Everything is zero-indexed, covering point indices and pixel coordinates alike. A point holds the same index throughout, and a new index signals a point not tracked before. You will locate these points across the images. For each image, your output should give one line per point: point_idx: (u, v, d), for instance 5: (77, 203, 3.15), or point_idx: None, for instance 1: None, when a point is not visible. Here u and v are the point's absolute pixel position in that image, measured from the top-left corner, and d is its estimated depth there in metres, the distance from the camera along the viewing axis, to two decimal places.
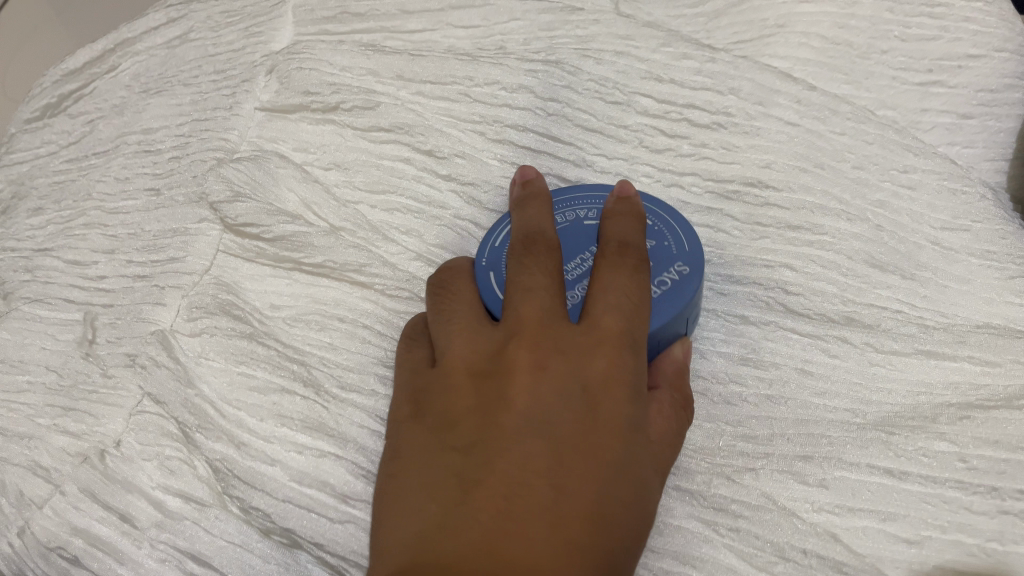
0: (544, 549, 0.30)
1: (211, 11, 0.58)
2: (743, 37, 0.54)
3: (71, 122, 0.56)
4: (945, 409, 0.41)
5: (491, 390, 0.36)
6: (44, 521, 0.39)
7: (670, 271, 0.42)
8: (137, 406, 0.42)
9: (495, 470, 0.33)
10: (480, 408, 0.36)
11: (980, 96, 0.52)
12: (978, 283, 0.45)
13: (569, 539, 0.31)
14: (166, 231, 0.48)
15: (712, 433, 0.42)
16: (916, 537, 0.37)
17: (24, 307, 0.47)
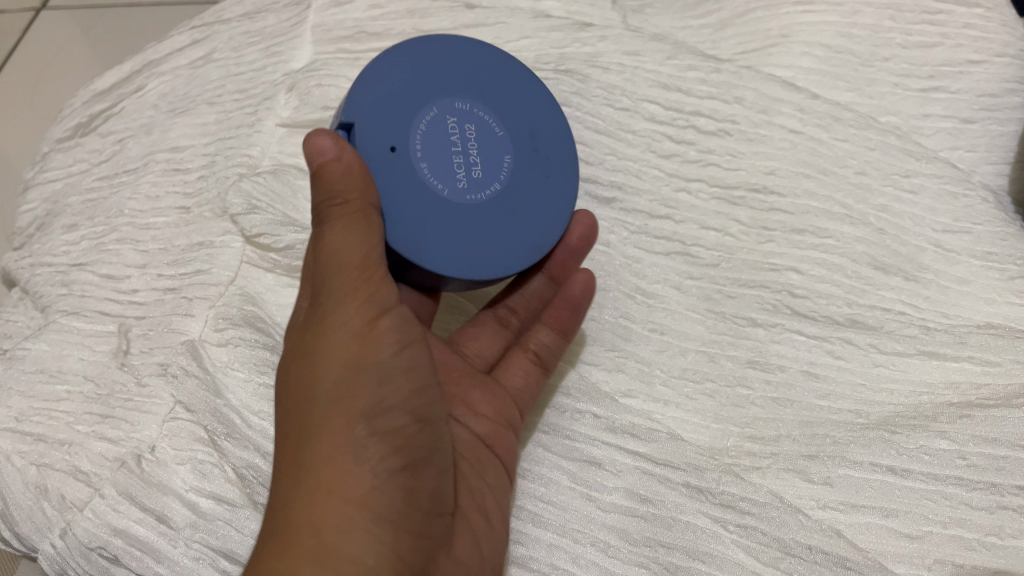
0: (326, 529, 0.31)
1: (233, 31, 0.60)
2: (748, 47, 0.55)
3: (102, 141, 0.58)
4: (946, 408, 0.42)
5: (313, 381, 0.34)
6: (86, 522, 0.41)
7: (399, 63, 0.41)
8: (169, 413, 0.44)
9: (297, 445, 0.33)
10: (300, 405, 0.34)
11: (982, 100, 0.53)
12: (978, 284, 0.47)
13: (342, 527, 0.31)
14: (193, 245, 0.50)
15: (720, 434, 0.43)
16: (917, 532, 0.39)
17: (60, 320, 0.49)
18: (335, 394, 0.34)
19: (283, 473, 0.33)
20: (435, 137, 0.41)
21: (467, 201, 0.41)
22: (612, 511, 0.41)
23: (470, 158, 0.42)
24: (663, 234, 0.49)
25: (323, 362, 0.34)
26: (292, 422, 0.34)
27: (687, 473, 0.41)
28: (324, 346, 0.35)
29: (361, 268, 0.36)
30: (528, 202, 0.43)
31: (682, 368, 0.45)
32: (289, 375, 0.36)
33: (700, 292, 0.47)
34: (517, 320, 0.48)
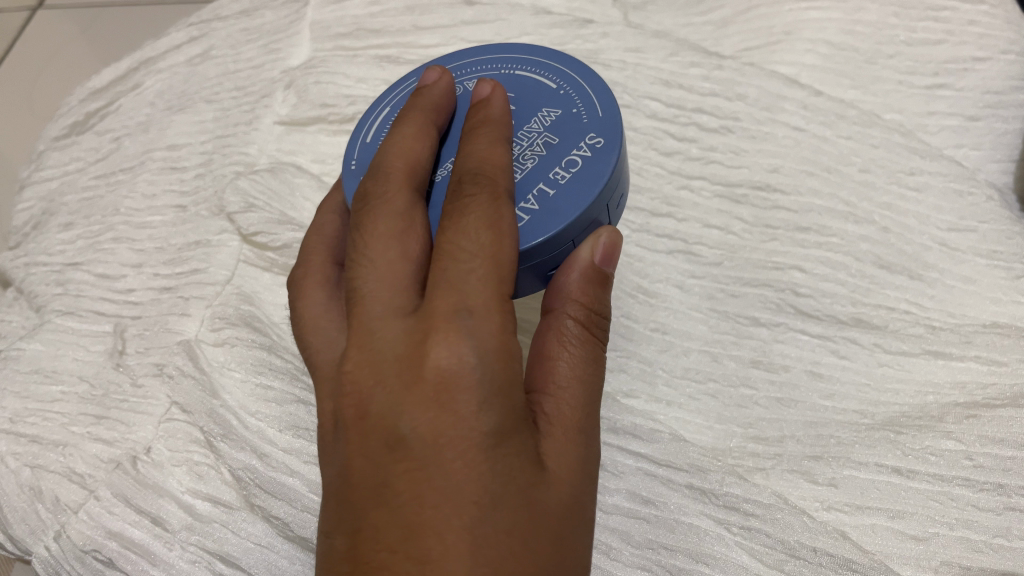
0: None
1: (231, 29, 0.60)
2: (751, 44, 0.54)
3: (98, 140, 0.57)
4: (952, 408, 0.42)
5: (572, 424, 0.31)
6: (80, 525, 0.41)
7: (584, 143, 0.36)
8: (165, 414, 0.43)
9: (494, 563, 0.26)
10: (524, 521, 0.27)
11: (988, 97, 0.52)
12: (984, 283, 0.46)
13: None
14: (189, 244, 0.50)
15: (723, 435, 0.42)
16: (923, 534, 0.38)
17: (56, 320, 0.49)
18: (567, 534, 0.29)
19: (427, 518, 0.26)
20: None
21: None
22: (614, 513, 0.40)
23: None
24: (665, 233, 0.49)
25: (554, 494, 0.29)
26: (468, 523, 0.26)
27: (689, 474, 0.41)
28: (560, 478, 0.29)
29: (592, 394, 0.32)
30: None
31: (684, 368, 0.45)
32: (464, 466, 0.27)
33: (703, 291, 0.47)
34: None
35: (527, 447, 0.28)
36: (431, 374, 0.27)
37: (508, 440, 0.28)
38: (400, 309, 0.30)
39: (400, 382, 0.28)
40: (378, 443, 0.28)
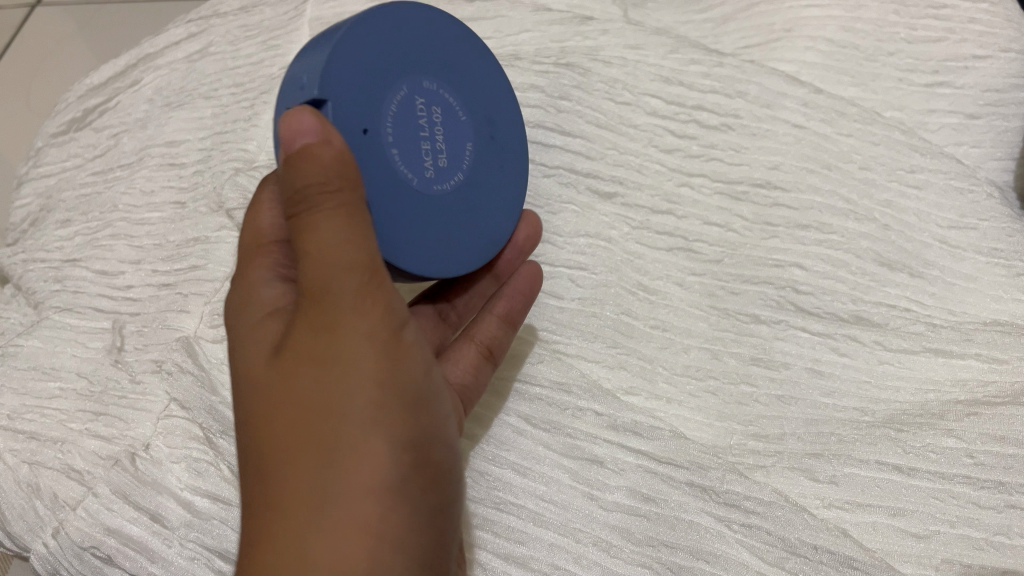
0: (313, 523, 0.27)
1: (229, 25, 0.60)
2: (752, 42, 0.54)
3: (96, 136, 0.57)
4: (953, 406, 0.42)
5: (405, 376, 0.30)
6: (78, 522, 0.40)
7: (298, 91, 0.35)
8: (163, 411, 0.43)
9: (284, 462, 0.29)
10: (308, 416, 0.29)
11: (987, 95, 0.53)
12: (984, 281, 0.46)
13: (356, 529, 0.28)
14: (188, 241, 0.50)
15: (723, 432, 0.42)
16: (924, 531, 0.38)
17: (53, 316, 0.48)
18: (372, 420, 0.29)
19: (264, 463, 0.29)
20: (408, 117, 0.37)
21: (436, 192, 0.38)
22: (615, 510, 0.40)
23: (437, 145, 0.38)
24: (665, 230, 0.48)
25: (333, 387, 0.29)
26: (260, 444, 0.30)
27: (689, 472, 0.41)
28: (348, 362, 0.29)
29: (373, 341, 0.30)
30: (485, 204, 0.41)
31: (685, 366, 0.44)
32: (265, 393, 0.30)
33: (703, 288, 0.47)
34: (456, 315, 0.46)
35: (306, 349, 0.30)
36: (248, 344, 0.32)
37: (296, 356, 0.30)
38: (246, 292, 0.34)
39: (240, 351, 0.33)
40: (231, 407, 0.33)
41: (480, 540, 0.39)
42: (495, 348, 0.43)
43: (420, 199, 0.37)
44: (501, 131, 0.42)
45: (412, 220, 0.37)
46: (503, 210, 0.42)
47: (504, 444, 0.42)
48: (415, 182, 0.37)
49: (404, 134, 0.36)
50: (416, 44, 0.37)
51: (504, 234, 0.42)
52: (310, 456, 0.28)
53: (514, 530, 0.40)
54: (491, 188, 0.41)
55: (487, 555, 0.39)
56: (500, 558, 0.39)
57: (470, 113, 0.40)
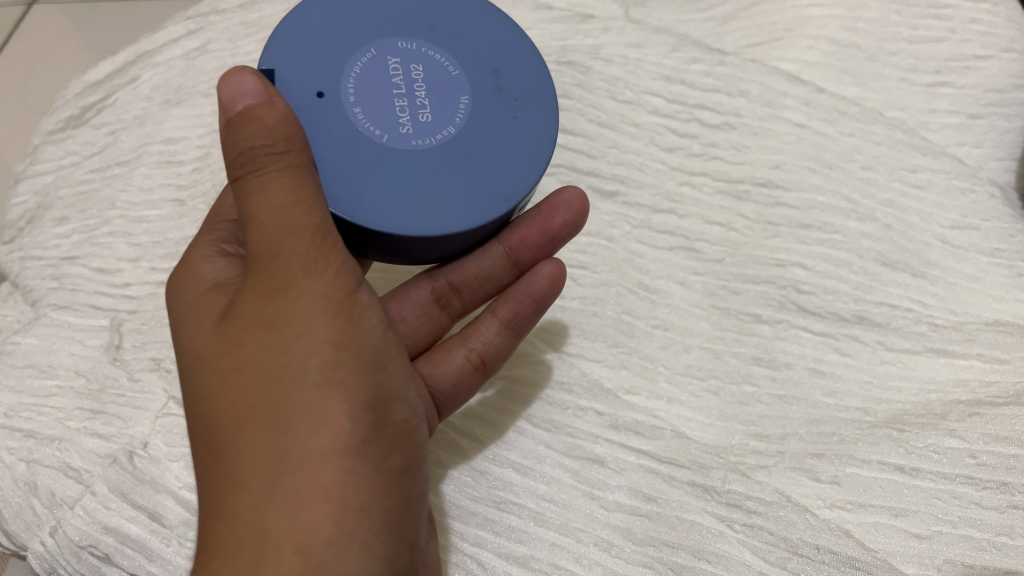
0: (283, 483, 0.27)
1: (229, 22, 0.59)
2: (754, 40, 0.54)
3: (94, 133, 0.57)
4: (956, 406, 0.42)
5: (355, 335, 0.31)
6: (76, 520, 0.40)
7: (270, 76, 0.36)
8: (161, 410, 0.43)
9: (234, 431, 0.28)
10: (257, 380, 0.29)
11: (989, 95, 0.52)
12: (986, 281, 0.46)
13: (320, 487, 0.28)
14: (187, 239, 0.51)
15: (725, 432, 0.42)
16: (927, 532, 0.38)
17: (51, 314, 0.48)
18: (325, 382, 0.29)
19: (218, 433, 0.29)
20: (374, 79, 0.36)
21: (414, 146, 0.35)
22: (616, 510, 0.40)
23: (417, 102, 0.36)
24: (666, 229, 0.48)
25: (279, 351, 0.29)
26: (206, 418, 0.29)
27: (691, 472, 0.40)
28: (296, 325, 0.29)
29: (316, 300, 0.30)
30: (488, 160, 0.36)
31: (686, 365, 0.44)
32: (209, 365, 0.30)
33: (705, 287, 0.47)
34: (460, 301, 0.43)
35: (254, 316, 0.30)
36: (189, 324, 0.32)
37: (241, 324, 0.30)
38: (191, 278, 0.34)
39: (181, 329, 0.32)
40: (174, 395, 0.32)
41: (480, 539, 0.39)
42: (488, 357, 0.41)
43: (390, 154, 0.35)
44: (514, 84, 0.38)
45: (382, 176, 0.35)
46: (515, 159, 0.36)
47: (505, 444, 0.42)
48: (388, 139, 0.35)
49: (367, 92, 0.36)
50: (382, 9, 0.37)
51: (520, 188, 0.36)
52: (263, 423, 0.28)
53: (514, 530, 0.39)
54: (500, 142, 0.36)
55: (487, 554, 0.39)
56: (501, 557, 0.39)
57: (465, 68, 0.37)
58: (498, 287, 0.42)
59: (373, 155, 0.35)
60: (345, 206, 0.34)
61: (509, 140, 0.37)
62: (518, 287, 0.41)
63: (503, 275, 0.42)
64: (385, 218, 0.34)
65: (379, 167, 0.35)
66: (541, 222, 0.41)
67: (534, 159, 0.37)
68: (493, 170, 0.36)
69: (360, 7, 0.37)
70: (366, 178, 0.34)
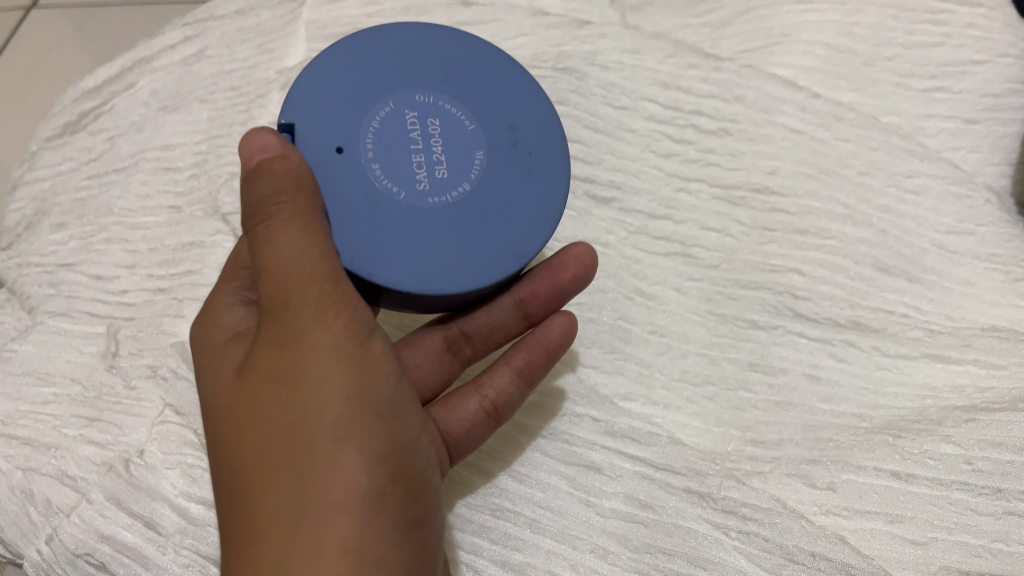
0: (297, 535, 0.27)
1: (225, 27, 0.59)
2: (751, 45, 0.54)
3: (91, 139, 0.57)
4: (952, 412, 0.42)
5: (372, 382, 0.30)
6: (72, 528, 0.40)
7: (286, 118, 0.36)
8: (158, 417, 0.43)
9: (255, 486, 0.29)
10: (275, 436, 0.29)
11: (985, 100, 0.52)
12: (982, 286, 0.46)
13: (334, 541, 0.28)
14: (184, 245, 0.50)
15: (721, 438, 0.42)
16: (922, 538, 0.38)
17: (47, 321, 0.48)
18: (338, 434, 0.29)
19: (239, 485, 0.29)
20: (389, 132, 0.36)
21: (429, 205, 0.36)
22: (612, 517, 0.40)
23: (432, 157, 0.36)
24: (663, 234, 0.48)
25: (295, 406, 0.29)
26: (233, 474, 0.30)
27: (687, 479, 0.40)
28: (309, 377, 0.29)
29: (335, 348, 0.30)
30: (501, 219, 0.37)
31: (682, 371, 0.44)
32: (234, 421, 0.31)
33: (701, 293, 0.47)
34: (470, 350, 0.43)
35: (269, 371, 0.30)
36: (215, 376, 0.33)
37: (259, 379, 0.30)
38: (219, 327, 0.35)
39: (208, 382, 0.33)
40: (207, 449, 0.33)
41: (476, 546, 0.39)
42: (501, 404, 0.41)
43: (406, 213, 0.35)
44: (526, 138, 0.38)
45: (400, 235, 0.35)
46: (528, 219, 0.37)
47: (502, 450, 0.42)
48: (404, 196, 0.36)
49: (384, 146, 0.36)
50: (397, 59, 0.37)
51: (529, 245, 0.37)
52: (280, 479, 0.28)
53: (510, 537, 0.39)
54: (513, 201, 0.37)
55: (483, 562, 0.39)
56: (496, 565, 0.39)
57: (481, 122, 0.38)
58: (507, 338, 0.43)
59: (390, 213, 0.35)
60: (361, 264, 0.35)
61: (520, 199, 0.37)
62: (532, 339, 0.41)
63: (513, 326, 0.42)
64: (403, 279, 0.35)
65: (396, 224, 0.35)
66: (551, 278, 0.41)
67: (544, 218, 0.38)
68: (505, 228, 0.37)
69: (378, 56, 0.37)
70: (383, 237, 0.35)
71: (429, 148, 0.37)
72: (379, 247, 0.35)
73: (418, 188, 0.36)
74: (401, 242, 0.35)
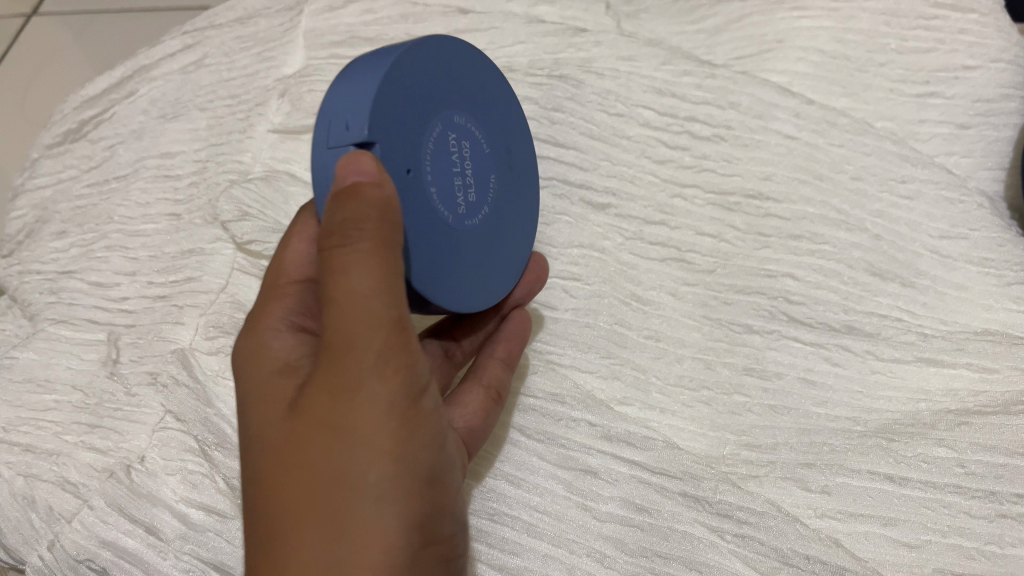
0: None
1: (224, 36, 0.60)
2: (744, 52, 0.55)
3: (91, 147, 0.57)
4: (944, 416, 0.42)
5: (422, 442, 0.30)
6: (74, 534, 0.40)
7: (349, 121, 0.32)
8: (159, 423, 0.43)
9: (287, 533, 0.28)
10: (316, 486, 0.28)
11: (977, 105, 0.53)
12: (975, 290, 0.47)
13: None
14: (183, 253, 0.50)
15: (717, 442, 0.43)
16: (916, 541, 0.38)
17: (49, 328, 0.48)
18: (381, 495, 0.28)
19: (265, 528, 0.28)
20: (440, 151, 0.35)
21: (467, 226, 0.37)
22: (608, 521, 0.40)
23: (465, 178, 0.37)
24: (658, 240, 0.49)
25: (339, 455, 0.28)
26: (261, 506, 0.29)
27: (683, 482, 0.41)
28: (364, 431, 0.28)
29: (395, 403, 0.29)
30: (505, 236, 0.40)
31: (678, 376, 0.45)
32: (272, 451, 0.30)
33: (696, 298, 0.47)
34: (461, 353, 0.45)
35: (318, 418, 0.29)
36: (258, 405, 0.31)
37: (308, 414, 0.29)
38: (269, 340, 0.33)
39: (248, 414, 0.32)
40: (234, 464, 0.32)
41: (474, 550, 0.39)
42: (503, 389, 0.42)
43: (455, 236, 0.36)
44: (513, 162, 0.41)
45: (452, 256, 0.36)
46: (520, 237, 0.42)
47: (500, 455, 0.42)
48: (453, 217, 0.36)
49: (436, 170, 0.35)
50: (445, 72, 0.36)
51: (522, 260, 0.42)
52: (311, 529, 0.27)
53: (507, 541, 0.40)
54: (509, 216, 0.40)
55: (481, 566, 0.39)
56: (494, 569, 0.39)
57: (489, 144, 0.39)
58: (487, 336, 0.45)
59: (445, 235, 0.35)
60: (429, 288, 0.34)
61: (512, 218, 0.41)
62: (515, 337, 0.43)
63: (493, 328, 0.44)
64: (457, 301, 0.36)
65: (448, 245, 0.35)
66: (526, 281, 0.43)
67: (529, 237, 0.42)
68: (509, 246, 0.40)
69: (436, 67, 0.35)
70: (442, 260, 0.35)
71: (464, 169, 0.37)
72: (439, 270, 0.35)
73: (460, 208, 0.36)
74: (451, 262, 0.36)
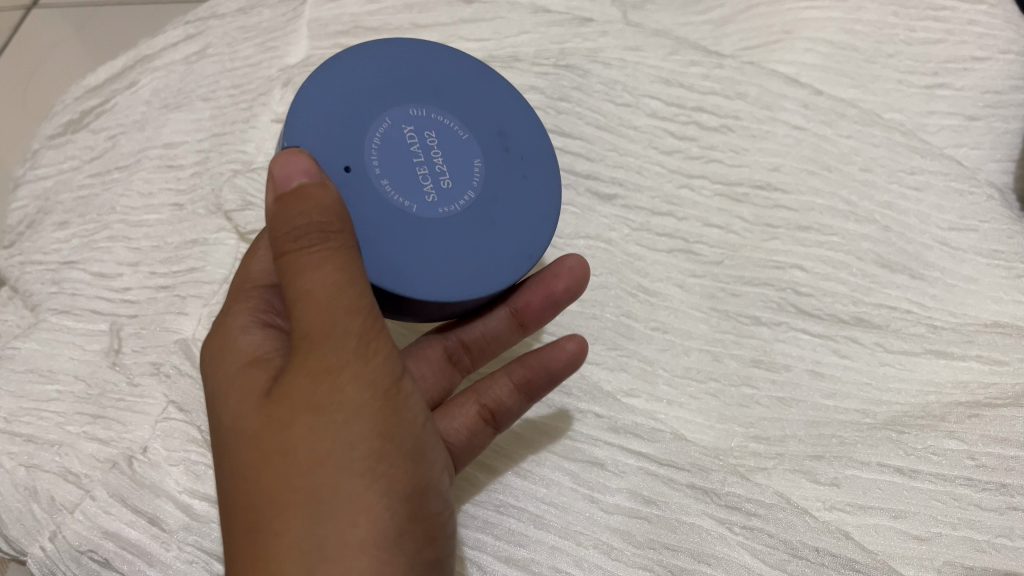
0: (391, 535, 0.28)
1: (227, 25, 0.59)
2: (752, 42, 0.54)
3: (93, 137, 0.56)
4: (955, 408, 0.42)
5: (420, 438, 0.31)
6: (76, 525, 0.40)
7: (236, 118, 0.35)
8: (161, 414, 0.43)
9: (268, 514, 0.28)
10: (294, 470, 0.28)
11: (986, 97, 0.52)
12: (984, 283, 0.46)
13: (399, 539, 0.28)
14: (187, 243, 0.50)
15: (724, 434, 0.42)
16: (926, 533, 0.38)
17: (50, 318, 0.48)
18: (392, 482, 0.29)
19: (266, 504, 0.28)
20: (398, 151, 0.36)
21: (441, 215, 0.36)
22: (616, 513, 0.40)
23: (437, 169, 0.37)
24: (665, 231, 0.48)
25: (360, 496, 0.28)
26: (259, 453, 0.29)
27: (691, 474, 0.40)
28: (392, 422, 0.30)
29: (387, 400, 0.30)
30: (507, 185, 0.38)
31: (685, 368, 0.44)
32: (289, 430, 0.29)
33: (704, 290, 0.47)
34: (469, 359, 0.43)
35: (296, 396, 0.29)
36: (231, 401, 0.31)
37: (336, 433, 0.29)
38: (310, 274, 0.30)
39: (227, 411, 0.31)
40: (255, 372, 0.31)
41: (479, 542, 0.39)
42: (500, 410, 0.40)
43: (420, 225, 0.35)
44: (517, 143, 0.39)
45: (420, 247, 0.35)
46: (531, 218, 0.38)
47: (501, 446, 0.42)
48: (422, 211, 0.35)
49: (389, 161, 0.36)
50: (407, 97, 0.37)
51: (537, 243, 0.38)
52: (297, 514, 0.28)
53: (514, 533, 0.39)
54: (510, 201, 0.38)
55: (487, 558, 0.39)
56: (498, 560, 0.39)
57: (474, 133, 0.38)
58: (503, 346, 0.43)
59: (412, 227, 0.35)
60: (388, 279, 0.34)
61: (520, 205, 0.38)
62: (541, 359, 0.40)
63: (508, 335, 0.43)
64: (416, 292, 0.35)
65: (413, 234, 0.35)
66: (545, 288, 0.41)
67: (540, 227, 0.38)
68: (512, 232, 0.37)
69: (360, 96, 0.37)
70: (403, 253, 0.35)
71: (448, 167, 0.37)
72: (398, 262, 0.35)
73: (435, 202, 0.36)
74: (419, 255, 0.35)
